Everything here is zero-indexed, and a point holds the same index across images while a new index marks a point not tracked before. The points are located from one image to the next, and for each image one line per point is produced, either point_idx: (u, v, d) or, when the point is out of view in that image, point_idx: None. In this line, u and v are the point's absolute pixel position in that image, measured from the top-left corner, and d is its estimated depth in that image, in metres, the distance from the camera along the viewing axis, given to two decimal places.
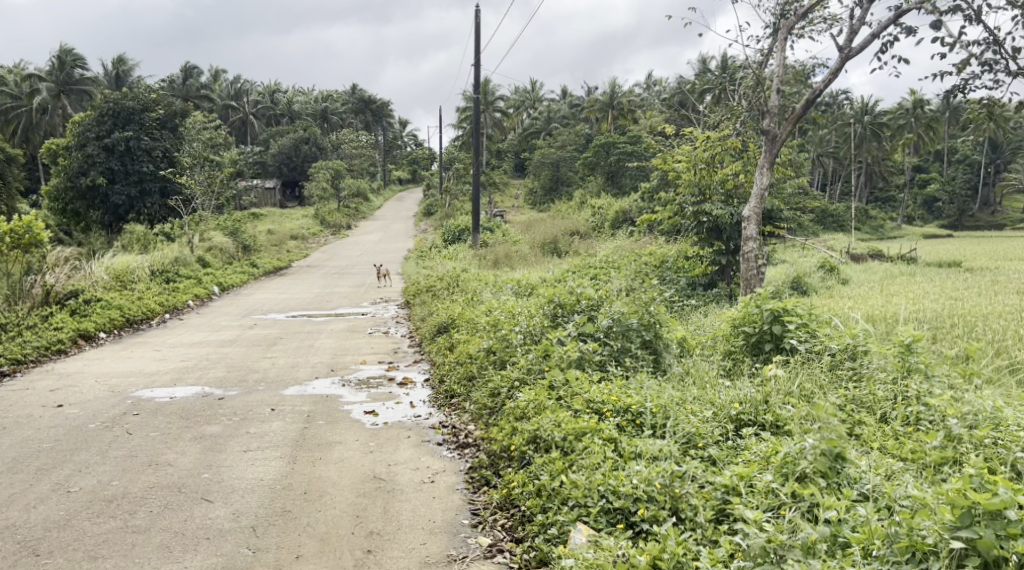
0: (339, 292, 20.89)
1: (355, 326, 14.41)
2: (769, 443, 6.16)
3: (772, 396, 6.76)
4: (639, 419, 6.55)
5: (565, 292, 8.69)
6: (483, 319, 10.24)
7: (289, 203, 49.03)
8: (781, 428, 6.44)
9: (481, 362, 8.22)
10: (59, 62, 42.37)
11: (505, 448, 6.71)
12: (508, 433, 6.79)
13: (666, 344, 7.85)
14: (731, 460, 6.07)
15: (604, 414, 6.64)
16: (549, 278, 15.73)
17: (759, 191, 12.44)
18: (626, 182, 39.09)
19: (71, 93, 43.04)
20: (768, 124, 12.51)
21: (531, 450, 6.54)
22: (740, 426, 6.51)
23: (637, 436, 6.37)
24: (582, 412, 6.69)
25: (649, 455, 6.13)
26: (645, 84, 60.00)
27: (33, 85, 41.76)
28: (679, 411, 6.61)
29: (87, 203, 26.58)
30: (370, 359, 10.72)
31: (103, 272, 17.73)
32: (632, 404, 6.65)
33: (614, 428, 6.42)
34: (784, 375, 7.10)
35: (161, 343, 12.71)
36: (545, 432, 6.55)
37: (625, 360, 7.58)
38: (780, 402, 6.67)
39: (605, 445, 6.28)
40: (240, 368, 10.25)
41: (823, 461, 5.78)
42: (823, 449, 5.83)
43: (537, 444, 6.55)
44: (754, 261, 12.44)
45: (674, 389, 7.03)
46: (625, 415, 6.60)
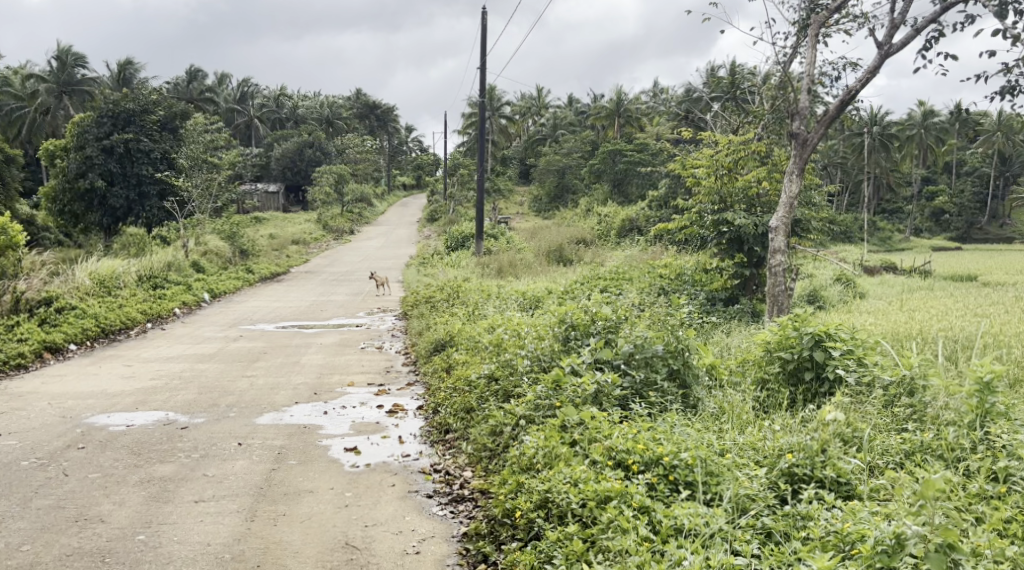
0: (336, 301, 19.84)
1: (347, 339, 13.34)
2: (843, 518, 5.15)
3: (829, 444, 5.75)
4: (673, 474, 5.55)
5: (579, 310, 7.57)
6: (486, 338, 9.20)
7: (292, 208, 48.14)
8: (845, 490, 5.47)
9: (481, 393, 7.18)
10: (59, 61, 41.04)
11: (508, 513, 5.66)
12: (513, 489, 5.76)
13: (695, 375, 6.83)
14: (802, 541, 5.06)
15: (630, 468, 5.63)
16: (557, 289, 14.67)
17: (787, 200, 11.41)
18: (632, 191, 38.09)
19: (73, 95, 41.36)
20: (797, 127, 11.49)
21: (543, 517, 5.49)
22: (793, 483, 5.54)
23: (673, 503, 5.35)
24: (604, 467, 5.67)
25: (694, 538, 5.09)
26: (652, 93, 59.23)
27: (33, 86, 40.94)
28: (723, 471, 5.59)
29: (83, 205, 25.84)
30: (360, 380, 9.69)
31: (86, 276, 16.77)
32: (664, 456, 5.62)
33: (644, 492, 5.41)
34: (843, 419, 6.08)
35: (134, 358, 11.66)
36: (559, 495, 5.51)
37: (650, 397, 6.56)
38: (841, 455, 5.68)
39: (636, 519, 5.23)
40: (213, 390, 9.18)
41: (936, 558, 4.70)
42: (935, 541, 4.77)
43: (549, 510, 5.51)
44: (781, 276, 11.39)
45: (711, 435, 6.01)
46: (655, 470, 5.59)
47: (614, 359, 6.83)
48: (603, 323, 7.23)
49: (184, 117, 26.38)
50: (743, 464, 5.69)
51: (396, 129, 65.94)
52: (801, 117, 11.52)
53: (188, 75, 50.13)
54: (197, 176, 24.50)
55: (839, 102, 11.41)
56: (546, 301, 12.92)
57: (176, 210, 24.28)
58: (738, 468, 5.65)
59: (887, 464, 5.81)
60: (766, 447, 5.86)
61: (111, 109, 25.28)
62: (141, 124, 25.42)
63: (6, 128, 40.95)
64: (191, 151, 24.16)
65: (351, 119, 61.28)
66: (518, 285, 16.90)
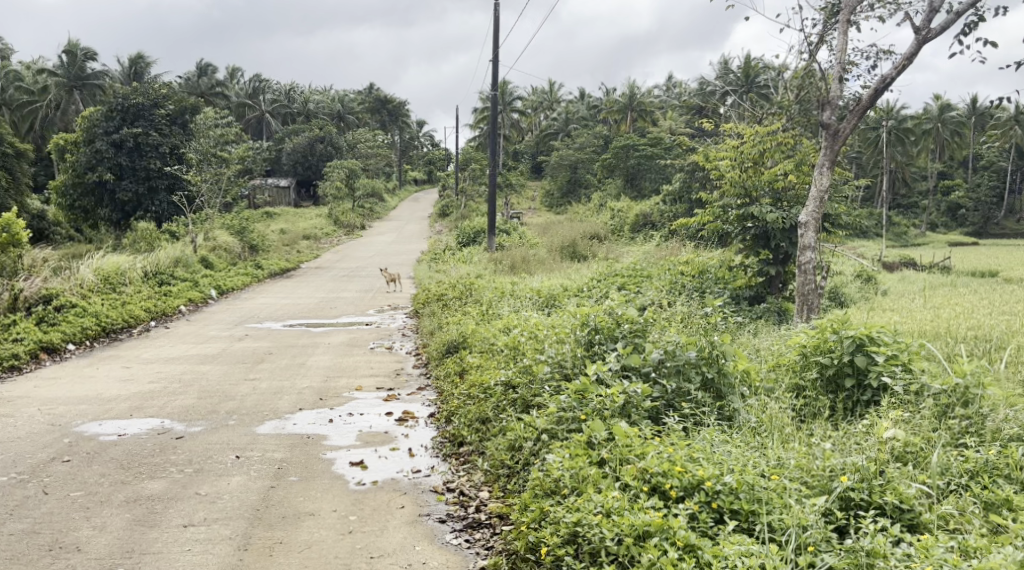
0: (346, 298, 19.35)
1: (356, 339, 12.85)
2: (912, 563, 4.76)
3: (890, 467, 5.42)
4: (718, 504, 5.13)
5: (603, 311, 7.04)
6: (502, 341, 8.69)
7: (303, 202, 47.70)
8: (910, 520, 5.14)
9: (498, 401, 6.67)
10: (69, 57, 40.73)
11: (531, 547, 5.21)
12: (537, 517, 5.31)
13: (730, 384, 6.34)
14: None
15: (670, 496, 5.20)
16: (574, 287, 14.12)
17: (818, 193, 10.81)
18: (645, 185, 37.43)
19: (84, 89, 41.39)
20: (828, 117, 10.89)
21: (572, 555, 5.06)
22: (850, 512, 5.21)
23: (721, 537, 4.94)
24: (640, 494, 5.25)
25: None
26: (665, 87, 58.57)
27: (44, 80, 40.67)
28: (771, 499, 5.15)
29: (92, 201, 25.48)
30: (368, 384, 9.19)
31: (90, 273, 16.34)
32: (706, 481, 5.19)
33: (687, 526, 4.97)
34: (902, 437, 5.65)
35: (135, 358, 11.18)
36: (590, 528, 5.06)
37: (683, 408, 6.08)
38: (903, 480, 5.34)
39: (681, 563, 4.78)
40: (212, 395, 8.68)
41: None
42: None
43: (579, 546, 5.08)
44: (811, 273, 10.82)
45: (754, 454, 5.57)
46: (700, 498, 5.17)
47: (643, 365, 6.33)
48: (629, 326, 6.71)
49: (194, 111, 26.01)
50: (794, 488, 5.25)
51: (408, 124, 65.42)
52: (833, 107, 10.93)
53: (198, 69, 49.87)
54: (206, 170, 24.06)
55: (872, 91, 10.80)
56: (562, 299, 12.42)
57: (184, 204, 23.84)
58: (789, 493, 5.22)
59: (949, 486, 5.41)
60: (818, 469, 5.43)
61: (122, 103, 25.09)
62: (150, 119, 25.11)
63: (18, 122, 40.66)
64: (200, 145, 23.75)
65: (362, 113, 60.80)
66: (532, 283, 16.36)
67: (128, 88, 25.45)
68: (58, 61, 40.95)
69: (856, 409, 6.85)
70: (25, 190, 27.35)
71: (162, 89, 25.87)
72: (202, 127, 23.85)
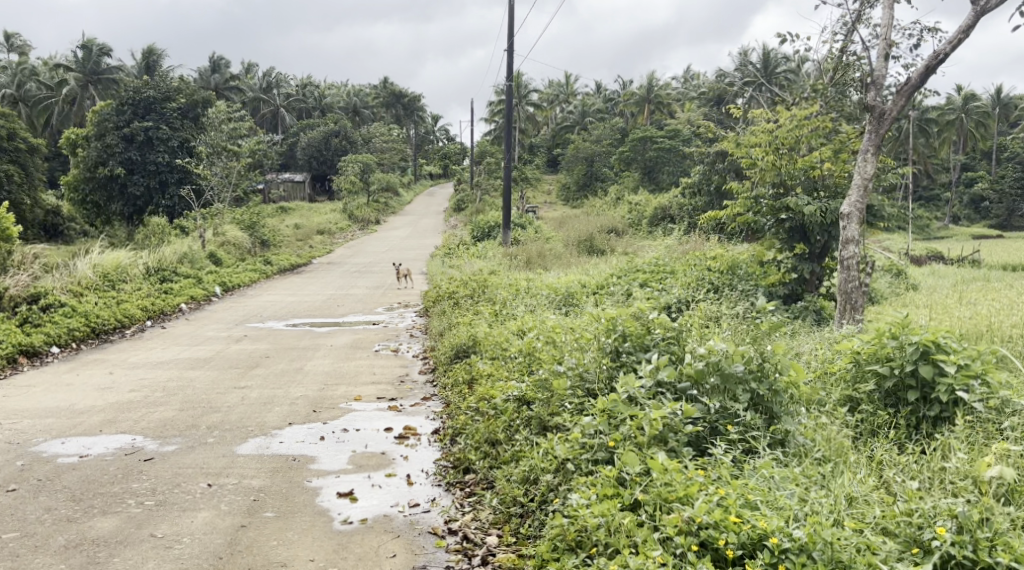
0: (355, 295, 18.51)
1: (361, 340, 11.97)
2: None
3: (992, 515, 4.61)
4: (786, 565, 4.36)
5: (631, 314, 6.15)
6: (517, 347, 7.80)
7: (318, 197, 46.99)
8: None
9: (510, 421, 5.88)
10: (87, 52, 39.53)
11: None
12: None
13: (782, 403, 5.53)
14: None
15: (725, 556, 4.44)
16: (595, 284, 13.20)
17: (862, 181, 9.89)
18: (662, 177, 36.43)
19: (100, 84, 40.25)
20: (873, 98, 9.90)
21: None
22: None
23: None
24: (688, 553, 4.48)
25: None
26: (682, 80, 57.54)
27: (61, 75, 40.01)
28: (852, 559, 4.39)
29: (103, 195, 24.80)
30: (368, 394, 8.36)
31: (88, 270, 15.58)
32: (770, 536, 4.44)
33: None
34: (1007, 478, 4.87)
35: (122, 362, 10.35)
36: None
37: (730, 434, 5.31)
38: (1009, 531, 4.52)
39: None
40: (196, 407, 7.82)
41: None
42: None
43: None
44: (855, 270, 9.89)
45: (825, 495, 4.82)
46: (766, 557, 4.40)
47: (681, 381, 5.51)
48: (662, 335, 5.86)
49: (206, 105, 25.30)
50: (878, 543, 4.51)
51: (423, 118, 64.53)
52: (878, 88, 9.96)
53: (213, 64, 49.20)
54: (215, 163, 23.30)
55: (923, 69, 9.80)
56: (583, 301, 11.56)
57: (191, 199, 23.04)
58: (873, 550, 4.48)
59: None
60: (903, 515, 4.70)
61: (132, 97, 24.44)
62: (161, 113, 24.40)
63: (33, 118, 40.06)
64: (210, 139, 22.99)
65: (377, 108, 60.00)
66: (550, 279, 15.47)
67: (139, 81, 24.77)
68: (73, 56, 40.11)
69: (922, 430, 5.95)
70: (35, 187, 26.69)
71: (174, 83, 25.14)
72: (213, 119, 23.08)
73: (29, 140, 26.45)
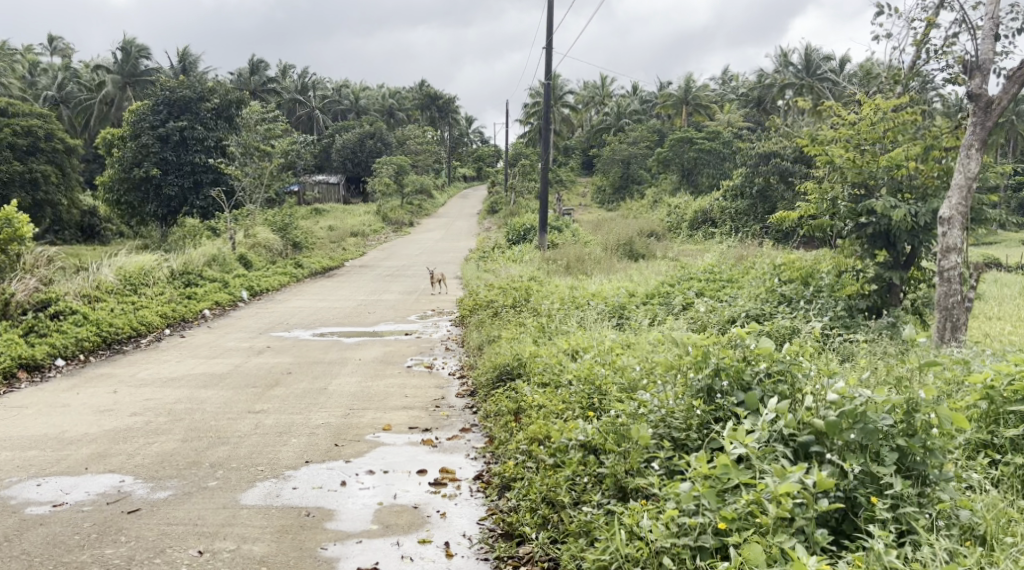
0: (386, 301, 17.46)
1: (391, 354, 10.85)
2: None
3: None
4: None
5: (721, 341, 5.21)
6: (574, 371, 6.76)
7: (353, 199, 46.12)
8: None
9: (576, 482, 5.01)
10: (124, 53, 38.77)
11: None
12: None
13: (934, 464, 4.59)
14: None
15: None
16: (646, 293, 12.01)
17: (964, 181, 8.74)
18: (702, 179, 34.91)
19: (138, 86, 39.51)
20: (979, 85, 8.77)
21: None
22: None
23: None
24: None
25: None
26: (721, 82, 55.93)
27: (100, 77, 39.39)
28: None
29: (134, 196, 24.00)
30: (399, 420, 7.29)
31: (107, 274, 14.62)
32: None
33: None
34: None
35: (130, 377, 9.28)
36: None
37: (878, 512, 4.40)
38: None
39: None
40: (204, 437, 6.75)
41: None
42: None
43: None
44: (956, 282, 8.78)
45: None
46: None
47: (802, 432, 4.64)
48: (768, 367, 4.95)
49: (240, 105, 24.39)
50: None
51: (458, 120, 63.47)
52: (984, 73, 8.80)
53: (251, 65, 48.55)
54: (247, 164, 22.37)
55: None
56: (637, 317, 10.47)
57: (222, 199, 22.12)
58: None
59: None
60: None
61: (168, 97, 23.58)
62: (196, 113, 23.56)
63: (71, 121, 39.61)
64: (243, 139, 22.12)
65: (412, 111, 59.06)
66: (593, 286, 14.27)
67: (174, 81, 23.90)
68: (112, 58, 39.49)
69: None
70: (72, 187, 25.93)
71: (209, 83, 24.27)
72: (247, 119, 22.16)
73: (67, 141, 25.72)
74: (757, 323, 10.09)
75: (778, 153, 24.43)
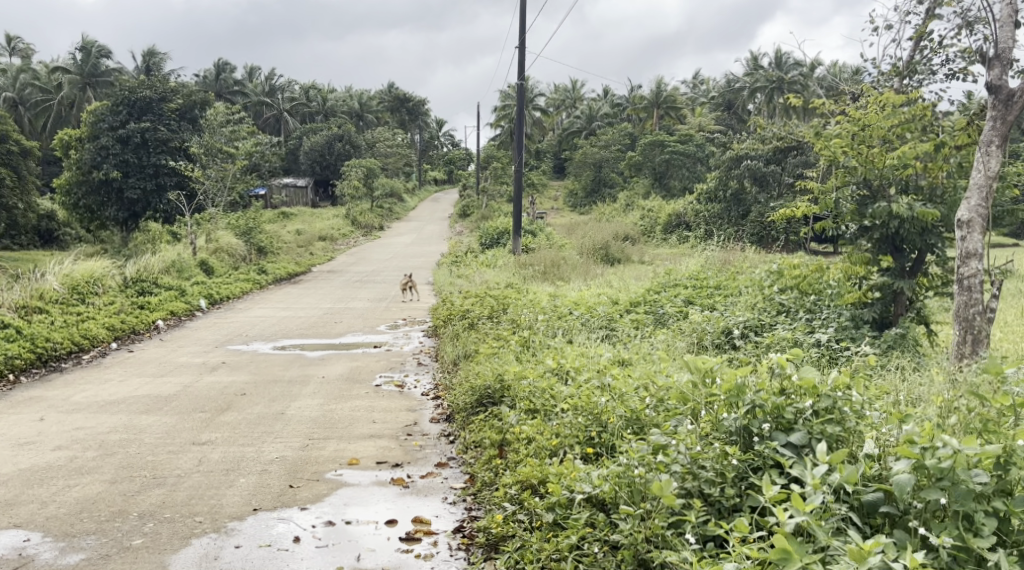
0: (355, 309, 16.47)
1: (358, 371, 9.86)
2: None
3: None
4: None
5: (753, 377, 4.62)
6: (569, 397, 6.00)
7: (321, 203, 45.03)
8: None
9: (589, 554, 4.39)
10: (85, 52, 37.75)
11: None
12: None
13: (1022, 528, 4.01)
14: None
15: None
16: (630, 301, 11.19)
17: (984, 180, 7.99)
18: (674, 183, 34.18)
19: (98, 87, 38.20)
20: (998, 77, 7.99)
21: None
22: None
23: None
24: None
25: None
26: (691, 86, 55.36)
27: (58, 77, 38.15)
28: None
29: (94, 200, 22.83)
30: (365, 453, 6.37)
31: (53, 284, 13.51)
32: None
33: None
34: None
35: (64, 402, 8.24)
36: None
37: None
38: None
39: None
40: (137, 477, 5.76)
41: None
42: None
43: None
44: (976, 292, 8.06)
45: None
46: None
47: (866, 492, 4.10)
48: (815, 405, 4.40)
49: (204, 106, 23.24)
50: None
51: (428, 123, 62.45)
52: (1004, 64, 8.01)
53: (217, 67, 47.34)
54: (210, 166, 21.22)
55: None
56: (626, 331, 9.64)
57: (182, 203, 21.05)
58: None
59: None
60: None
61: (129, 97, 22.28)
62: (159, 114, 22.39)
63: (28, 122, 38.15)
64: (205, 140, 21.01)
65: (382, 113, 57.99)
66: (575, 294, 13.39)
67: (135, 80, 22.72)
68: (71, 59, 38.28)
69: None
70: (28, 191, 24.68)
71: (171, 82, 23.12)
72: (212, 120, 21.08)
73: (22, 142, 24.42)
74: (756, 336, 9.30)
75: (751, 155, 23.64)
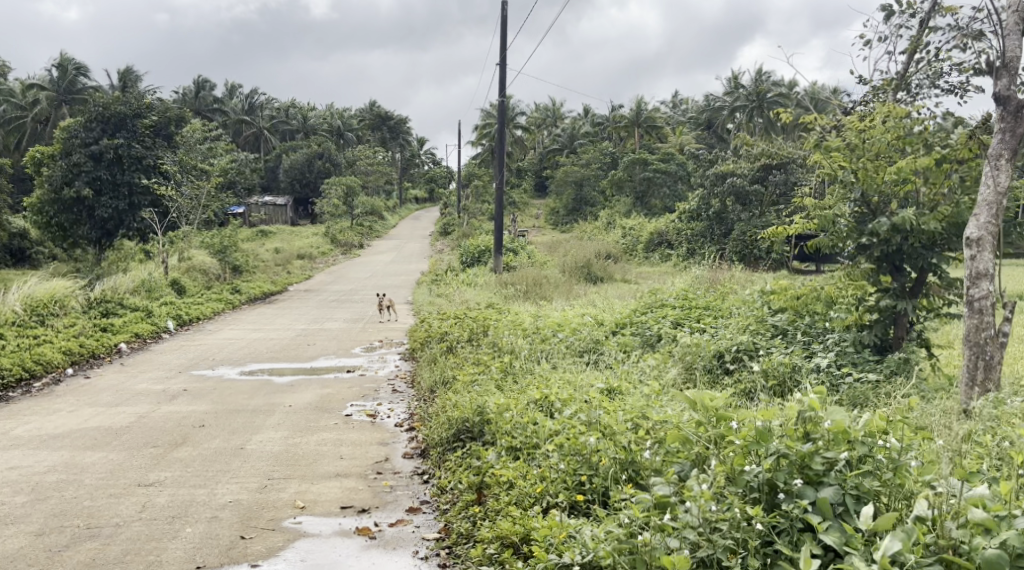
0: (330, 330, 15.81)
1: (327, 399, 9.19)
2: None
3: None
4: None
5: (783, 423, 4.36)
6: (553, 434, 5.45)
7: (301, 222, 44.29)
8: None
9: None
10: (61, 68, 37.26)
11: None
12: None
13: None
14: None
15: None
16: (616, 321, 10.62)
17: (993, 197, 7.32)
18: (656, 202, 33.69)
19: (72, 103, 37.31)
20: (1006, 87, 7.28)
21: None
22: None
23: None
24: None
25: None
26: (672, 105, 55.05)
27: (32, 94, 37.34)
28: None
29: (64, 219, 22.05)
30: (327, 496, 5.71)
31: (11, 307, 12.79)
32: None
33: None
34: None
35: (5, 437, 7.56)
36: None
37: None
38: None
39: None
40: (67, 529, 5.15)
41: None
42: None
43: None
44: (986, 316, 7.41)
45: None
46: None
47: (922, 561, 3.85)
48: (848, 455, 4.18)
49: (180, 122, 22.50)
50: None
51: (409, 142, 61.81)
52: (1012, 73, 7.31)
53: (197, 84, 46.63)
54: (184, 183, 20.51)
55: None
56: (614, 356, 9.06)
57: (154, 221, 20.34)
58: None
59: None
60: None
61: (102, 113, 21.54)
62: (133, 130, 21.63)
63: None
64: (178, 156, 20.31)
65: (362, 131, 57.36)
66: (558, 315, 12.80)
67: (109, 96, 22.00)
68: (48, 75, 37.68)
69: None
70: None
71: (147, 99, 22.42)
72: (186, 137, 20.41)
73: None
74: (751, 359, 8.76)
75: (734, 173, 23.05)
